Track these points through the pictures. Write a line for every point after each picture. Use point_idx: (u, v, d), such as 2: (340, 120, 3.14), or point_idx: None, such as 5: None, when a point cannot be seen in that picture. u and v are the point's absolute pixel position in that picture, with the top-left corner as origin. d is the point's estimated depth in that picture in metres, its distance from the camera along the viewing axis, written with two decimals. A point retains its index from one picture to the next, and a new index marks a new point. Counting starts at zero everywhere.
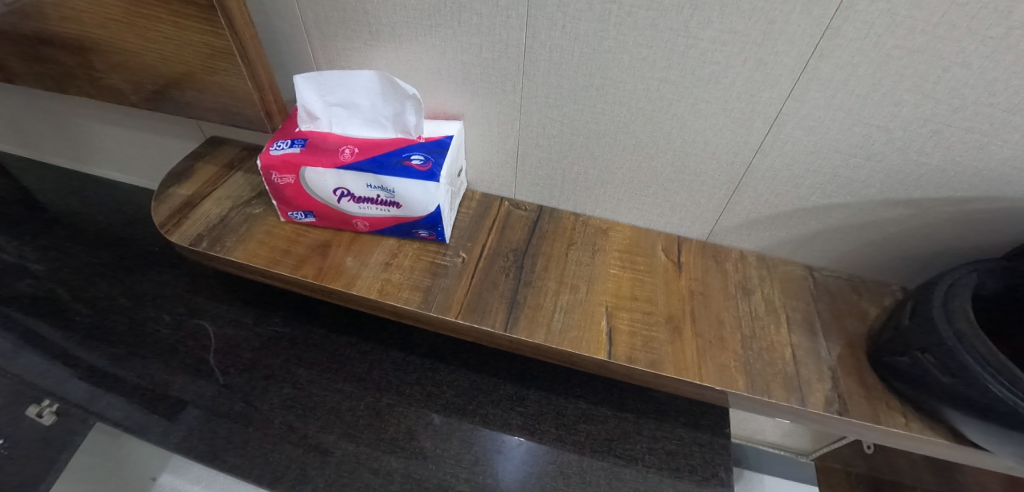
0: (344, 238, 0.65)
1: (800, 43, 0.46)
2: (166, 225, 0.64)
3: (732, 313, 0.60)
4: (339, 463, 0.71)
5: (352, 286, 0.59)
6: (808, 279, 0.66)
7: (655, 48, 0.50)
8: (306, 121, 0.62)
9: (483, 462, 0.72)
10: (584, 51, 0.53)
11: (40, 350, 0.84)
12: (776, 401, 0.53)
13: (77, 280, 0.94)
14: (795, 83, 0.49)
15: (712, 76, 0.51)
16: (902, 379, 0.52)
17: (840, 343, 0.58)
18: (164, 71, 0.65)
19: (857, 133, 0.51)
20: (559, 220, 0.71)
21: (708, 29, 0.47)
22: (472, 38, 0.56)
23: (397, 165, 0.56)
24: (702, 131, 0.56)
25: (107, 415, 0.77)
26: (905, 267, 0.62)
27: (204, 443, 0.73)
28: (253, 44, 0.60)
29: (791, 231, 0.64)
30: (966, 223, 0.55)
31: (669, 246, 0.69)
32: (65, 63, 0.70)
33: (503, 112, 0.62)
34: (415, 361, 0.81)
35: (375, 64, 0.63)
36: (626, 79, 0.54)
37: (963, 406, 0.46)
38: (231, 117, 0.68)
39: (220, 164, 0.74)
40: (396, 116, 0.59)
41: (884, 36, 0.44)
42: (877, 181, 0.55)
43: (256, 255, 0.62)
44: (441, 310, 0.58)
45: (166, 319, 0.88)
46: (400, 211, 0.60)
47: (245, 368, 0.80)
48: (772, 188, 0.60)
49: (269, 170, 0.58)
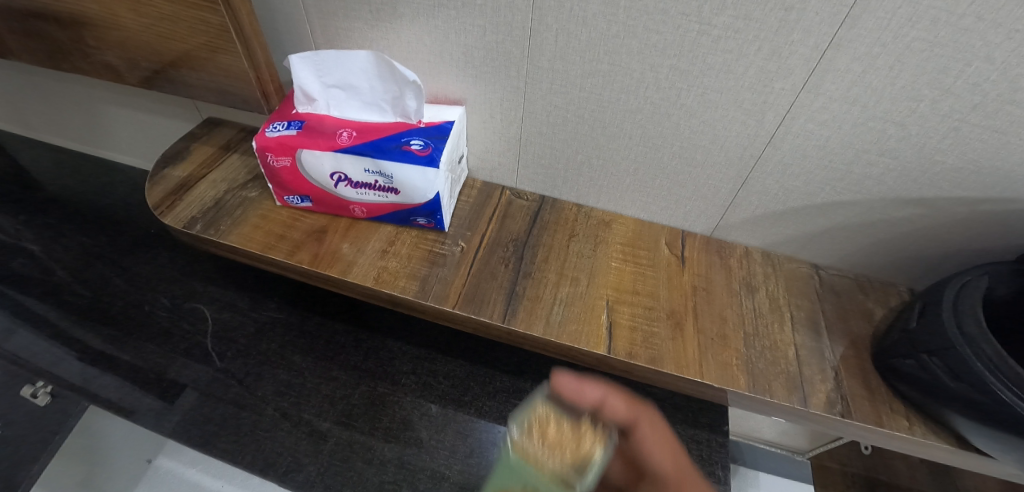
0: (341, 224, 0.64)
1: (816, 32, 0.44)
2: (160, 207, 0.63)
3: (735, 310, 0.59)
4: (333, 451, 0.70)
5: (348, 273, 0.58)
6: (813, 278, 0.64)
7: (665, 33, 0.48)
8: (303, 102, 0.60)
9: (478, 454, 0.71)
10: (592, 35, 0.51)
11: (35, 330, 0.83)
12: (778, 402, 0.52)
13: (73, 260, 0.93)
14: (810, 74, 0.47)
15: (724, 65, 0.49)
16: (907, 382, 0.51)
17: (844, 344, 0.57)
18: (158, 48, 0.63)
19: (872, 129, 0.50)
20: (561, 211, 0.69)
21: (721, 15, 0.45)
22: (476, 19, 0.54)
23: (396, 150, 0.55)
24: (711, 122, 0.55)
25: (102, 397, 0.76)
26: (912, 268, 0.61)
27: (198, 428, 0.72)
28: (249, 20, 0.58)
29: (798, 228, 0.63)
30: (981, 224, 0.53)
31: (673, 240, 0.67)
32: (58, 38, 0.68)
33: (506, 98, 0.61)
34: (412, 352, 0.81)
35: (374, 45, 0.61)
36: (634, 66, 0.52)
37: (970, 412, 0.45)
38: (228, 96, 0.66)
39: (216, 145, 0.72)
40: (396, 99, 0.58)
41: (905, 27, 0.42)
42: (890, 178, 0.53)
43: (250, 240, 0.61)
44: (438, 299, 0.56)
45: (163, 301, 0.87)
46: (398, 198, 0.58)
47: (241, 353, 0.79)
48: (781, 182, 0.58)
49: (265, 152, 0.57)
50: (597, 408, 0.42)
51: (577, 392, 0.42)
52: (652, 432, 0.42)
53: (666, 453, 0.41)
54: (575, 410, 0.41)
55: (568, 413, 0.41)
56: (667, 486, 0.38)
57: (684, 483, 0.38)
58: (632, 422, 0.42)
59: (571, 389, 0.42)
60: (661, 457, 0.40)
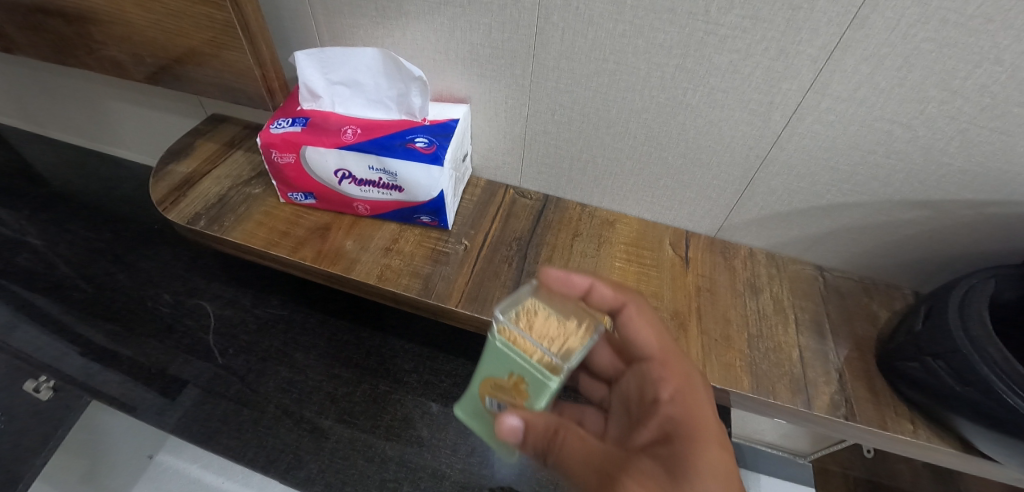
0: (344, 221, 0.64)
1: (824, 32, 0.44)
2: (164, 202, 0.63)
3: (739, 311, 0.59)
4: (334, 449, 0.70)
5: (351, 270, 0.58)
6: (818, 279, 0.64)
7: (672, 33, 0.48)
8: (308, 99, 0.60)
9: (479, 453, 0.72)
10: (598, 34, 0.51)
11: (39, 325, 0.84)
12: (781, 404, 0.52)
13: (77, 255, 0.93)
14: (817, 75, 0.47)
15: (730, 65, 0.49)
16: (911, 384, 0.51)
17: (848, 347, 0.57)
18: (163, 44, 0.63)
19: (879, 130, 0.50)
20: (565, 210, 0.69)
21: (728, 14, 0.45)
22: (482, 17, 0.54)
23: (400, 147, 0.54)
24: (716, 123, 0.55)
25: (104, 392, 0.76)
26: (918, 270, 0.61)
27: (200, 425, 0.73)
28: (255, 17, 0.58)
29: (803, 229, 0.62)
30: (988, 226, 0.53)
31: (677, 240, 0.67)
32: (64, 33, 0.68)
33: (511, 97, 0.61)
34: (414, 350, 0.81)
35: (379, 43, 0.61)
36: (640, 65, 0.52)
37: (976, 416, 0.45)
38: (233, 93, 0.66)
39: (220, 142, 0.72)
40: (400, 97, 0.58)
41: (915, 27, 0.41)
42: (896, 180, 0.53)
43: (254, 236, 0.61)
44: (441, 297, 0.56)
45: (166, 297, 0.87)
46: (402, 195, 0.58)
47: (243, 350, 0.79)
48: (786, 183, 0.58)
49: (269, 149, 0.57)
50: (587, 294, 0.45)
51: (566, 282, 0.44)
52: (639, 315, 0.45)
53: (653, 333, 0.45)
54: (566, 297, 0.44)
55: (558, 301, 0.44)
56: (652, 365, 0.43)
57: (668, 362, 0.43)
58: (621, 306, 0.45)
59: (560, 280, 0.45)
60: (647, 337, 0.44)
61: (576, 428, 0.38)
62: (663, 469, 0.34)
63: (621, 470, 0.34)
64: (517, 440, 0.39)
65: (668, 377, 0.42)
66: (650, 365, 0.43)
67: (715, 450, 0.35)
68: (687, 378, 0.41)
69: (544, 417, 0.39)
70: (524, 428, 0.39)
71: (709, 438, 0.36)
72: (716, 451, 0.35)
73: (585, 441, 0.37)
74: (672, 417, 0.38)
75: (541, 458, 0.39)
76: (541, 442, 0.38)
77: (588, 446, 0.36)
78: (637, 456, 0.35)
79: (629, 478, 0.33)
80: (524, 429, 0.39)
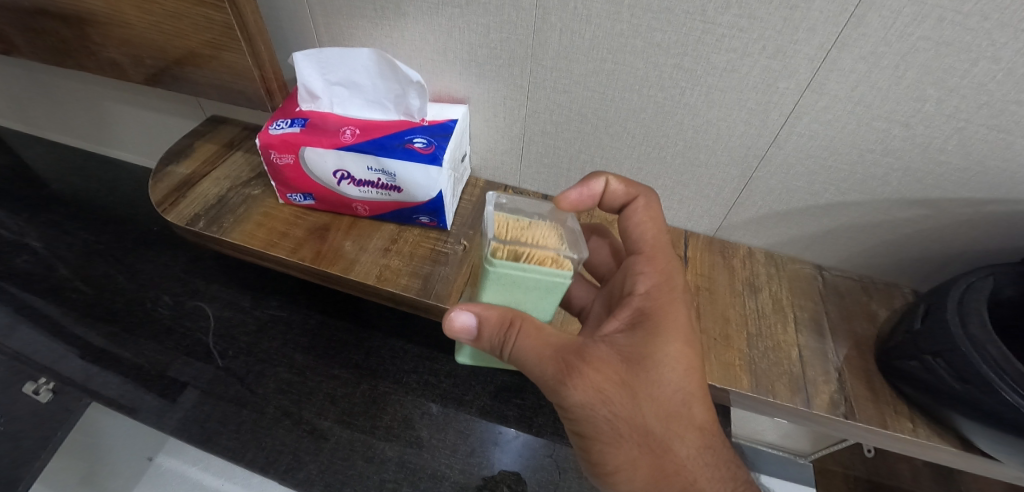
0: (343, 222, 0.64)
1: (821, 31, 0.44)
2: (162, 203, 0.62)
3: (738, 310, 0.59)
4: (334, 450, 0.70)
5: (350, 271, 0.58)
6: (817, 279, 0.64)
7: (670, 32, 0.48)
8: (306, 100, 0.60)
9: (479, 454, 0.72)
10: (596, 33, 0.51)
11: (38, 327, 0.84)
12: (781, 402, 0.52)
13: (76, 257, 0.93)
14: (814, 74, 0.47)
15: (728, 64, 0.49)
16: (910, 383, 0.50)
17: (847, 345, 0.57)
18: (163, 46, 0.63)
19: (877, 129, 0.50)
20: None
21: (726, 13, 0.45)
22: (482, 18, 0.54)
23: (398, 148, 0.54)
24: (714, 122, 0.55)
25: (103, 394, 0.76)
26: (916, 269, 0.61)
27: (200, 427, 0.72)
28: (254, 18, 0.58)
29: (802, 228, 0.62)
30: (986, 225, 0.53)
31: (676, 240, 0.67)
32: (63, 35, 0.69)
33: (509, 97, 0.61)
34: (414, 350, 0.81)
35: (377, 43, 0.61)
36: (638, 65, 0.52)
37: (976, 415, 0.45)
38: (232, 94, 0.66)
39: (220, 143, 0.73)
40: (398, 98, 0.58)
41: (911, 26, 0.42)
42: (895, 179, 0.53)
43: (253, 237, 0.61)
44: (440, 298, 0.56)
45: (165, 299, 0.87)
46: (400, 196, 0.58)
47: (243, 351, 0.80)
48: (784, 183, 0.58)
49: (267, 150, 0.57)
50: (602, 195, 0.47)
51: (584, 194, 0.46)
52: (644, 209, 0.46)
53: (647, 229, 0.45)
54: (572, 233, 0.46)
55: (568, 224, 0.47)
56: (638, 259, 0.43)
57: (654, 258, 0.43)
58: (630, 201, 0.47)
59: (582, 193, 0.46)
60: (642, 232, 0.45)
61: (533, 320, 0.38)
62: (619, 356, 0.36)
63: (577, 356, 0.36)
64: (469, 336, 0.39)
65: (650, 272, 0.42)
66: (637, 258, 0.44)
67: (677, 343, 0.37)
68: (667, 274, 0.41)
69: (498, 311, 0.38)
70: (477, 324, 0.38)
71: (676, 330, 0.38)
72: (678, 343, 0.37)
73: (540, 331, 0.37)
74: (644, 310, 0.39)
75: (496, 351, 0.39)
76: (497, 335, 0.38)
77: (544, 336, 0.37)
78: (597, 342, 0.37)
79: (585, 365, 0.35)
80: (478, 325, 0.38)
